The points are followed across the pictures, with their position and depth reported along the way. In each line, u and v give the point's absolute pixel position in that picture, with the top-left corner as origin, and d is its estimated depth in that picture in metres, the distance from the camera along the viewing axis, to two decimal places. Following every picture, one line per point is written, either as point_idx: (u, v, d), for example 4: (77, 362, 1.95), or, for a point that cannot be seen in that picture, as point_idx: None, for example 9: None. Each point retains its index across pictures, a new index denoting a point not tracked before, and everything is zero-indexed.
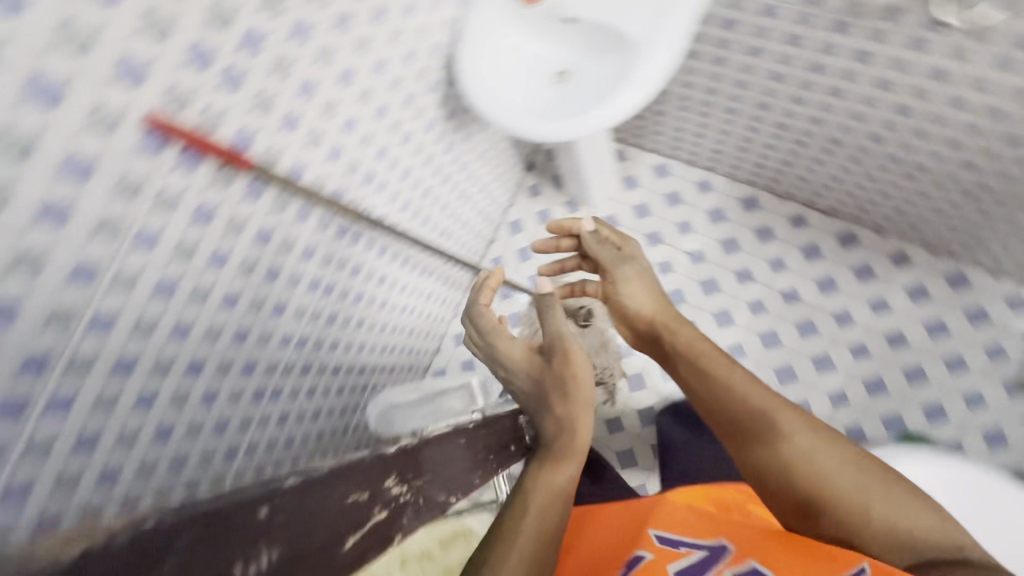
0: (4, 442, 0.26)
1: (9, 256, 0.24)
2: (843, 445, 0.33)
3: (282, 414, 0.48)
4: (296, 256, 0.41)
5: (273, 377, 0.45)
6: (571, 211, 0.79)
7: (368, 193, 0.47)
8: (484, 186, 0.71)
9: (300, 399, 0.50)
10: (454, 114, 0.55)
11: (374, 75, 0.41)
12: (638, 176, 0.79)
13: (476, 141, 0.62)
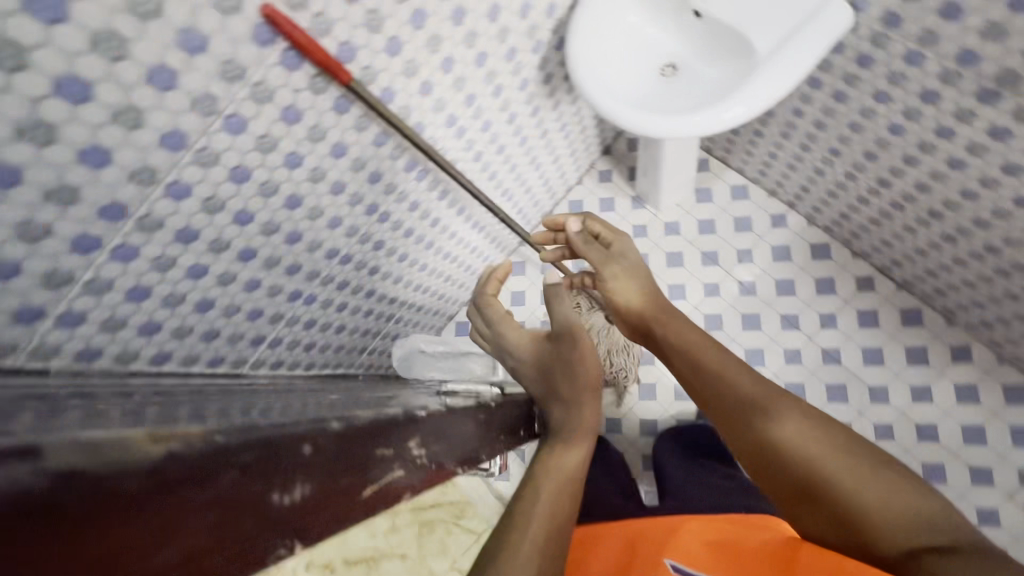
0: (102, 234, 0.40)
1: (133, 165, 0.38)
2: (818, 422, 0.47)
3: (308, 320, 0.68)
4: (365, 175, 0.59)
5: (310, 285, 0.64)
6: (636, 204, 1.09)
7: (445, 131, 0.66)
8: (557, 159, 0.97)
9: (327, 313, 0.71)
10: (543, 76, 0.75)
11: (475, 62, 0.62)
12: (713, 189, 1.07)
13: (561, 112, 0.85)
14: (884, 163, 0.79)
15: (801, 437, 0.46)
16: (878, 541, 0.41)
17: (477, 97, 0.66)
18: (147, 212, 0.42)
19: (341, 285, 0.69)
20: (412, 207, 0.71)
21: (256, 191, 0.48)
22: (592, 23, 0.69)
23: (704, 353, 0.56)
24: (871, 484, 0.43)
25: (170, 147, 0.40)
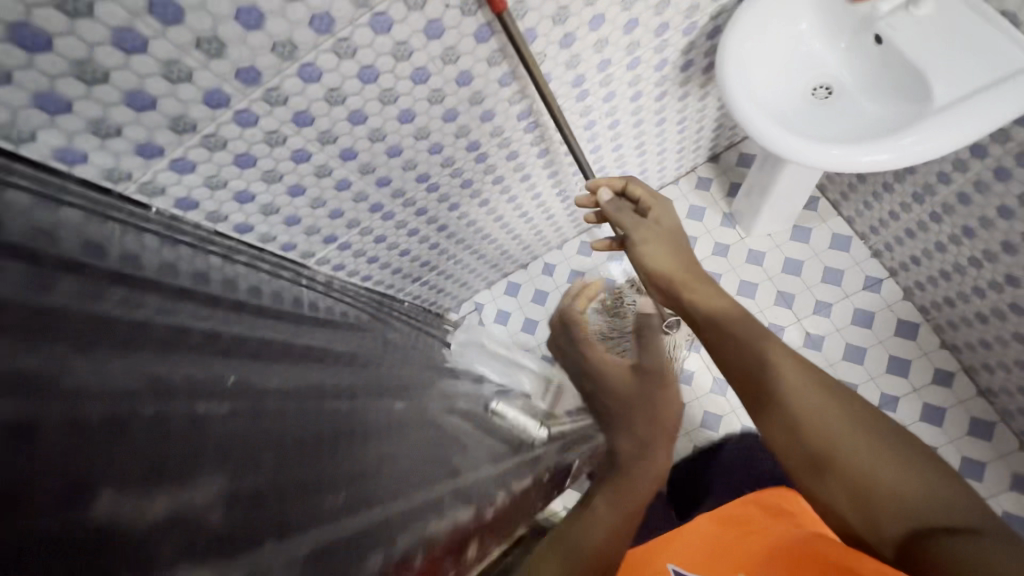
0: (235, 92, 0.59)
1: (280, 44, 0.57)
2: (839, 403, 0.51)
3: (377, 237, 0.99)
4: (493, 128, 0.86)
5: (388, 200, 0.90)
6: (726, 220, 1.28)
7: (566, 89, 0.81)
8: (664, 153, 1.16)
9: (400, 230, 1.01)
10: (681, 67, 0.90)
11: (619, 39, 0.77)
12: (811, 232, 1.25)
13: (678, 105, 1.00)
14: (937, 169, 0.96)
15: (819, 420, 0.50)
16: (883, 521, 0.45)
17: (585, 78, 0.81)
18: (272, 84, 0.60)
19: (415, 211, 0.97)
20: (503, 152, 0.93)
21: (314, 135, 0.70)
22: (759, 26, 0.79)
23: (737, 331, 0.61)
24: (880, 465, 0.46)
25: (319, 24, 0.57)
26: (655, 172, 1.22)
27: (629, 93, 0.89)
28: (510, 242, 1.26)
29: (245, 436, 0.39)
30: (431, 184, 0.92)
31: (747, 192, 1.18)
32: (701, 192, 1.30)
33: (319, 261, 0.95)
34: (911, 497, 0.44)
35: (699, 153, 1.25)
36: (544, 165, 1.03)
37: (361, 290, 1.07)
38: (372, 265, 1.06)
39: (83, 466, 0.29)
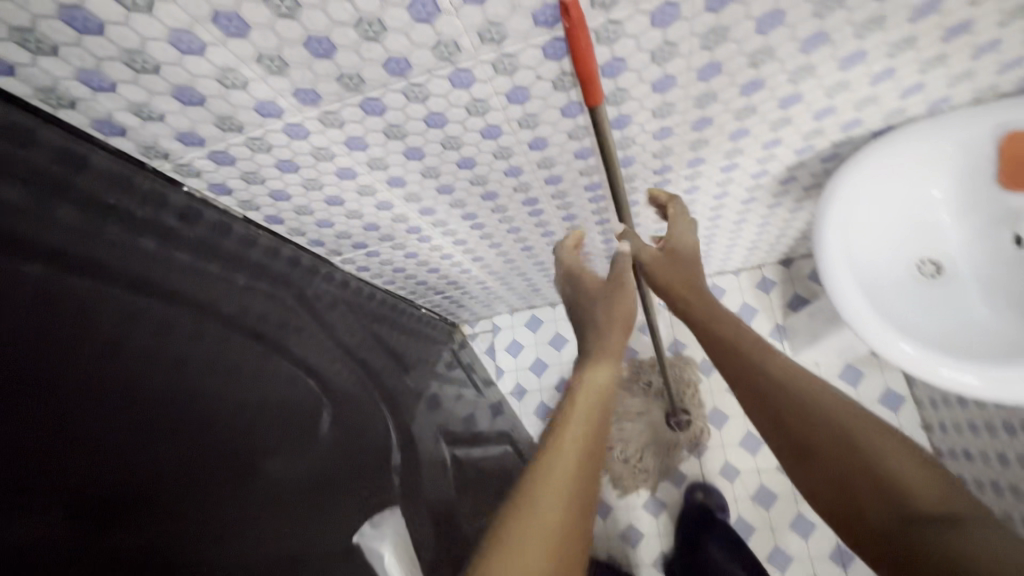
0: (287, 107, 0.55)
1: (340, 74, 0.51)
2: (840, 405, 0.51)
3: (412, 254, 0.98)
4: (553, 194, 0.82)
5: (431, 227, 0.88)
6: (776, 330, 1.28)
7: (642, 171, 0.77)
8: (730, 242, 1.13)
9: (433, 253, 0.99)
10: (783, 179, 0.85)
11: (724, 142, 0.72)
12: (863, 371, 1.20)
13: (756, 209, 0.96)
14: None
15: (816, 417, 0.50)
16: (871, 504, 0.45)
17: (671, 169, 0.78)
18: (330, 108, 0.56)
19: (453, 240, 0.95)
20: (564, 218, 0.92)
21: (365, 161, 0.66)
22: (890, 176, 0.70)
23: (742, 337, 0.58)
24: (872, 459, 0.46)
25: (391, 67, 0.51)
26: (719, 255, 1.20)
27: (714, 191, 0.87)
28: (543, 281, 1.27)
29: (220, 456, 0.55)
30: (483, 230, 0.93)
31: (809, 314, 1.17)
32: (758, 293, 1.31)
33: (354, 267, 0.98)
34: (902, 481, 0.44)
35: (771, 252, 1.23)
36: (601, 232, 1.01)
37: (384, 295, 1.10)
38: (398, 274, 1.06)
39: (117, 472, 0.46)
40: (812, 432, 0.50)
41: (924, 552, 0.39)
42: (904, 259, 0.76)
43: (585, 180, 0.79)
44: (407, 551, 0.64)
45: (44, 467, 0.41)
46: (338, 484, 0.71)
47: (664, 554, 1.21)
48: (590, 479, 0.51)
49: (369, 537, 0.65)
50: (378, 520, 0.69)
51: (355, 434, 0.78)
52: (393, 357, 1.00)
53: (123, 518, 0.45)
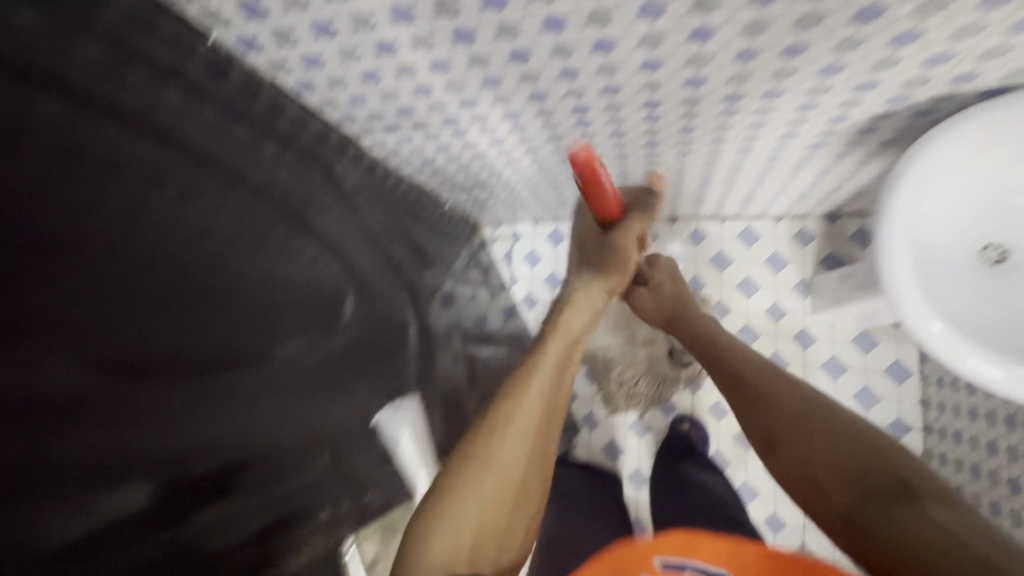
0: None
1: None
2: (836, 431, 0.59)
3: (444, 147, 0.92)
4: (605, 107, 0.75)
5: (470, 122, 0.82)
6: (801, 285, 1.25)
7: (709, 95, 0.69)
8: (780, 187, 1.06)
9: (466, 151, 0.94)
10: (863, 128, 0.76)
11: (813, 76, 0.63)
12: (878, 339, 1.19)
13: (821, 156, 0.88)
14: None
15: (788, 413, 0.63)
16: (830, 489, 0.55)
17: (743, 97, 0.70)
18: None
19: (490, 138, 0.88)
20: (612, 133, 0.85)
21: (409, 36, 0.59)
22: (989, 144, 0.62)
23: (745, 368, 0.72)
24: (852, 454, 0.56)
25: None
26: (764, 198, 1.13)
27: (782, 129, 0.78)
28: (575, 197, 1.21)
29: (217, 348, 0.55)
30: (523, 133, 0.86)
31: (842, 276, 1.13)
32: (795, 244, 1.25)
33: (384, 152, 0.93)
34: (859, 465, 0.55)
35: (821, 204, 1.16)
36: (647, 156, 0.93)
37: (410, 185, 1.06)
38: (426, 166, 1.01)
39: (120, 324, 0.46)
40: (782, 429, 0.63)
41: (899, 539, 0.47)
42: (959, 238, 0.70)
43: (645, 95, 0.71)
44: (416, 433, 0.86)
45: (40, 287, 0.41)
46: (344, 365, 0.74)
47: (639, 470, 1.29)
48: (547, 423, 0.60)
49: (391, 419, 0.82)
50: (397, 403, 0.84)
51: (366, 323, 0.80)
52: (410, 250, 0.99)
53: (111, 390, 0.45)
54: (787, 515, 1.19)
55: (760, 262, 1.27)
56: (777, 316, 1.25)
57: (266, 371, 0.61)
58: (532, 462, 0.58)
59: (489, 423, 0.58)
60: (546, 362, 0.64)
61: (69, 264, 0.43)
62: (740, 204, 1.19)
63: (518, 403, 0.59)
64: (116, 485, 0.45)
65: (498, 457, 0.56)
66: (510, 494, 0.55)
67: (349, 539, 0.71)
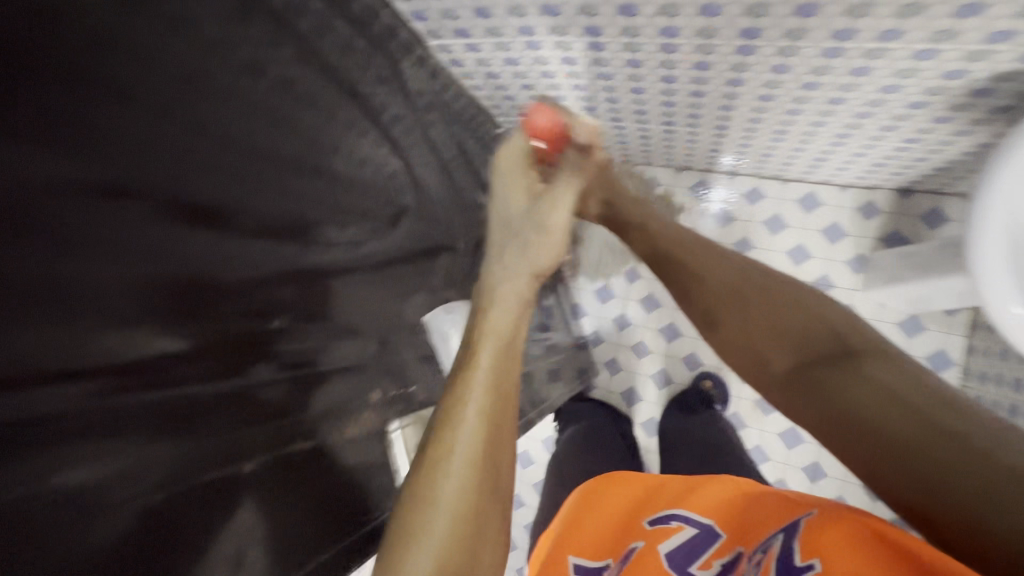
0: None
1: None
2: (778, 307, 0.57)
3: (511, 62, 0.87)
4: (697, 33, 0.69)
5: (545, 35, 0.77)
6: (855, 260, 1.20)
7: (816, 28, 0.63)
8: (858, 151, 0.99)
9: (533, 69, 0.89)
10: (977, 89, 0.70)
11: (943, 16, 0.57)
12: (926, 325, 1.15)
13: (918, 118, 0.81)
14: None
15: (717, 287, 0.62)
16: (780, 359, 0.54)
17: (855, 36, 0.63)
18: None
19: (562, 58, 0.83)
20: (695, 65, 0.78)
21: None
22: None
23: (686, 257, 0.67)
24: (798, 331, 0.53)
25: None
26: (837, 161, 1.06)
27: (885, 81, 0.72)
28: (634, 140, 1.15)
29: (272, 226, 0.55)
30: (599, 55, 0.80)
31: (901, 255, 1.08)
32: (857, 216, 1.19)
33: (448, 58, 0.89)
34: (807, 338, 0.52)
35: (896, 176, 1.08)
36: (723, 100, 0.87)
37: (467, 100, 1.02)
38: (487, 81, 0.96)
39: (180, 179, 0.46)
40: (724, 306, 0.60)
41: (846, 403, 0.44)
42: None
43: (745, 22, 0.65)
44: None
45: (101, 125, 0.41)
46: (392, 270, 0.73)
47: (653, 418, 1.31)
48: (495, 442, 0.48)
49: (442, 320, 0.79)
50: (450, 306, 0.81)
51: (415, 232, 0.80)
52: (461, 167, 0.96)
53: (164, 244, 0.44)
54: (793, 483, 1.20)
55: (816, 231, 1.22)
56: (823, 288, 1.21)
57: (319, 260, 0.61)
58: (491, 487, 0.46)
59: (432, 453, 0.46)
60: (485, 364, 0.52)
61: (134, 110, 0.43)
62: (809, 165, 1.12)
63: (459, 424, 0.47)
64: (147, 331, 0.43)
65: (452, 486, 0.44)
66: (473, 526, 0.43)
67: (395, 423, 0.72)
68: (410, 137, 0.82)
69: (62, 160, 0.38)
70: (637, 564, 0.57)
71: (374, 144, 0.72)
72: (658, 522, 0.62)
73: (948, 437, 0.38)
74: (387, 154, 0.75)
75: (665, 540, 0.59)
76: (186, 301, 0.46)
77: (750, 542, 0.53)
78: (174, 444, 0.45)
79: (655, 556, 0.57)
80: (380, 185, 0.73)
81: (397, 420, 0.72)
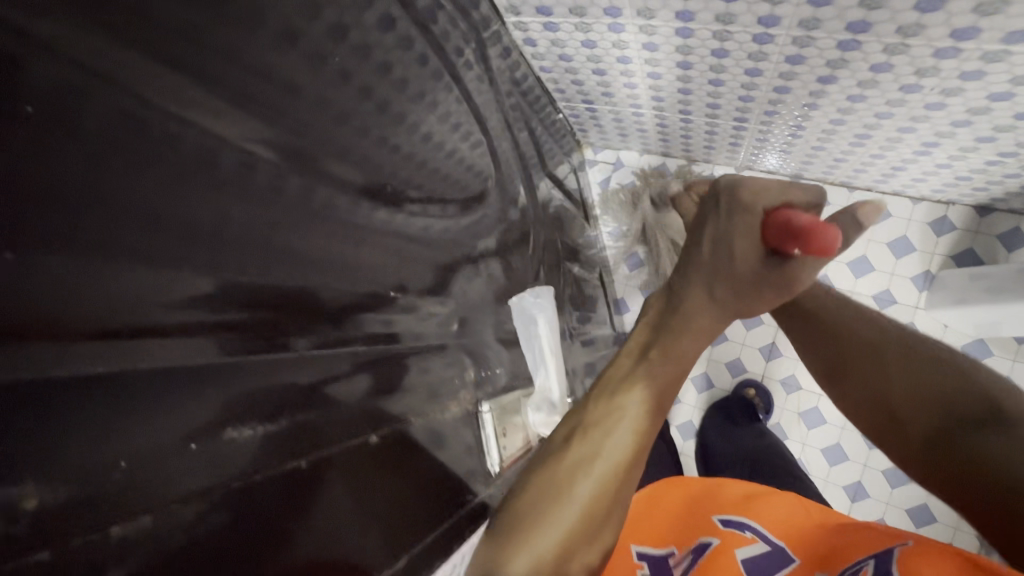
0: None
1: None
2: (915, 358, 0.56)
3: (587, 44, 0.85)
4: (798, 24, 0.65)
5: (630, 18, 0.74)
6: (920, 276, 1.14)
7: (934, 24, 0.59)
8: (944, 161, 0.93)
9: (608, 53, 0.86)
10: None
11: None
12: (993, 350, 1.09)
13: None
14: None
15: (864, 352, 0.60)
16: (910, 415, 0.54)
17: (977, 36, 0.59)
18: None
19: (642, 44, 0.80)
20: (787, 59, 0.74)
21: None
22: None
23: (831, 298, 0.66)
24: (933, 387, 0.53)
25: None
26: (918, 171, 1.00)
27: (998, 87, 0.67)
28: (699, 136, 1.11)
29: (348, 193, 0.53)
30: (684, 42, 0.76)
31: (972, 275, 1.02)
32: (929, 231, 1.13)
33: (523, 36, 0.87)
34: (943, 396, 0.52)
35: (978, 192, 1.02)
36: (808, 97, 0.83)
37: (533, 81, 0.99)
38: (557, 64, 0.94)
39: (271, 129, 0.44)
40: (860, 358, 0.60)
41: (994, 471, 0.45)
42: None
43: (856, 14, 0.61)
44: (550, 325, 0.87)
45: (203, 63, 0.39)
46: (460, 251, 0.72)
47: (690, 422, 1.28)
48: (626, 483, 0.48)
49: (529, 303, 0.85)
50: (538, 291, 0.87)
51: (481, 215, 0.78)
52: (524, 149, 0.94)
53: (253, 194, 0.42)
54: (832, 500, 1.17)
55: (880, 243, 1.16)
56: (883, 303, 1.16)
57: (393, 232, 0.59)
58: (612, 507, 0.47)
59: (572, 459, 0.48)
60: (636, 400, 0.51)
61: (233, 48, 0.41)
62: (883, 174, 1.06)
63: (607, 437, 0.49)
64: (235, 284, 0.41)
65: (582, 499, 0.46)
66: (584, 539, 0.45)
67: (486, 405, 0.73)
68: (483, 114, 0.80)
69: (179, 114, 0.37)
70: (710, 560, 0.57)
71: (445, 118, 0.71)
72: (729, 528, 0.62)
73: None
74: (457, 131, 0.73)
75: (739, 543, 0.59)
76: (270, 258, 0.44)
77: (833, 564, 0.52)
78: (257, 409, 0.43)
79: (731, 561, 0.56)
80: (452, 163, 0.71)
81: (488, 401, 0.73)
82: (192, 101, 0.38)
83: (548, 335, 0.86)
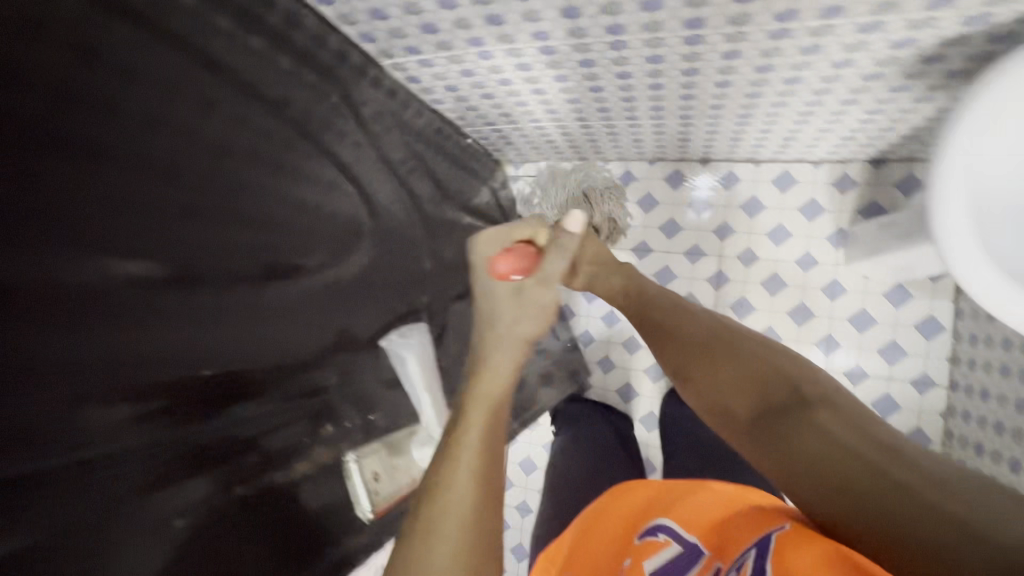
0: None
1: None
2: (740, 354, 0.65)
3: (466, 74, 0.88)
4: (648, 29, 0.69)
5: (494, 47, 0.78)
6: (836, 236, 1.20)
7: (760, 11, 0.63)
8: (825, 127, 0.99)
9: (489, 79, 0.89)
10: (925, 57, 0.70)
11: None
12: (912, 294, 1.15)
13: (875, 90, 0.81)
14: None
15: (688, 343, 0.70)
16: (740, 405, 0.61)
17: (799, 16, 0.63)
18: None
19: (516, 65, 0.83)
20: (647, 60, 0.77)
21: None
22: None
23: (665, 307, 0.78)
24: (757, 377, 0.61)
25: None
26: (806, 138, 1.06)
27: (837, 57, 0.72)
28: (603, 138, 1.14)
29: (242, 271, 0.55)
30: (551, 58, 0.79)
31: (878, 228, 1.08)
32: (834, 191, 1.18)
33: (405, 75, 0.89)
34: (767, 385, 0.60)
35: (866, 148, 1.08)
36: (680, 90, 0.87)
37: (430, 115, 1.02)
38: (447, 95, 0.96)
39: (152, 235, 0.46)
40: (692, 355, 0.69)
41: (801, 452, 0.50)
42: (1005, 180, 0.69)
43: (691, 13, 0.65)
44: (425, 359, 0.86)
45: (72, 189, 0.40)
46: None
47: (651, 412, 1.30)
48: (483, 520, 0.47)
49: (399, 344, 0.83)
50: (404, 330, 0.85)
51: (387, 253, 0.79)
52: (429, 183, 0.98)
53: (132, 310, 0.45)
54: None
55: (793, 209, 1.21)
56: (806, 266, 1.21)
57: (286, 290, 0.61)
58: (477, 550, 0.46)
59: (421, 520, 0.46)
60: (471, 440, 0.51)
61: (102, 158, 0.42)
62: (780, 145, 1.11)
63: (451, 479, 0.48)
64: (117, 400, 0.44)
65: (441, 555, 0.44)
66: None
67: (352, 454, 0.73)
68: (371, 158, 0.82)
69: (35, 249, 0.38)
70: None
71: (329, 168, 0.72)
72: (646, 536, 0.65)
73: (901, 491, 0.43)
74: (344, 180, 0.75)
75: (654, 552, 0.61)
76: (158, 363, 0.47)
77: (726, 556, 0.55)
78: (145, 504, 0.46)
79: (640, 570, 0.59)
80: (344, 211, 0.72)
81: (354, 452, 0.73)
82: (48, 228, 0.39)
83: (424, 370, 0.85)
